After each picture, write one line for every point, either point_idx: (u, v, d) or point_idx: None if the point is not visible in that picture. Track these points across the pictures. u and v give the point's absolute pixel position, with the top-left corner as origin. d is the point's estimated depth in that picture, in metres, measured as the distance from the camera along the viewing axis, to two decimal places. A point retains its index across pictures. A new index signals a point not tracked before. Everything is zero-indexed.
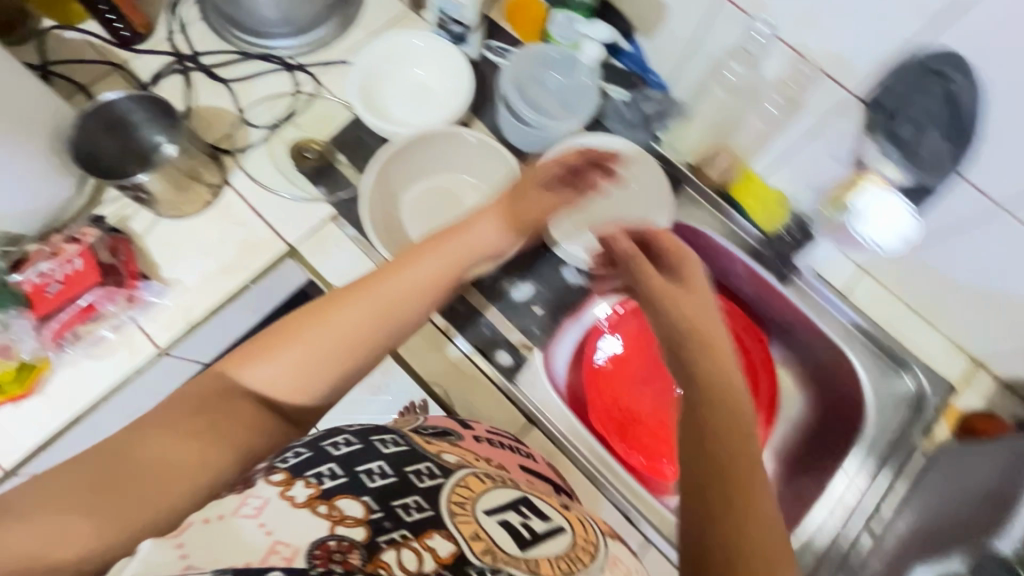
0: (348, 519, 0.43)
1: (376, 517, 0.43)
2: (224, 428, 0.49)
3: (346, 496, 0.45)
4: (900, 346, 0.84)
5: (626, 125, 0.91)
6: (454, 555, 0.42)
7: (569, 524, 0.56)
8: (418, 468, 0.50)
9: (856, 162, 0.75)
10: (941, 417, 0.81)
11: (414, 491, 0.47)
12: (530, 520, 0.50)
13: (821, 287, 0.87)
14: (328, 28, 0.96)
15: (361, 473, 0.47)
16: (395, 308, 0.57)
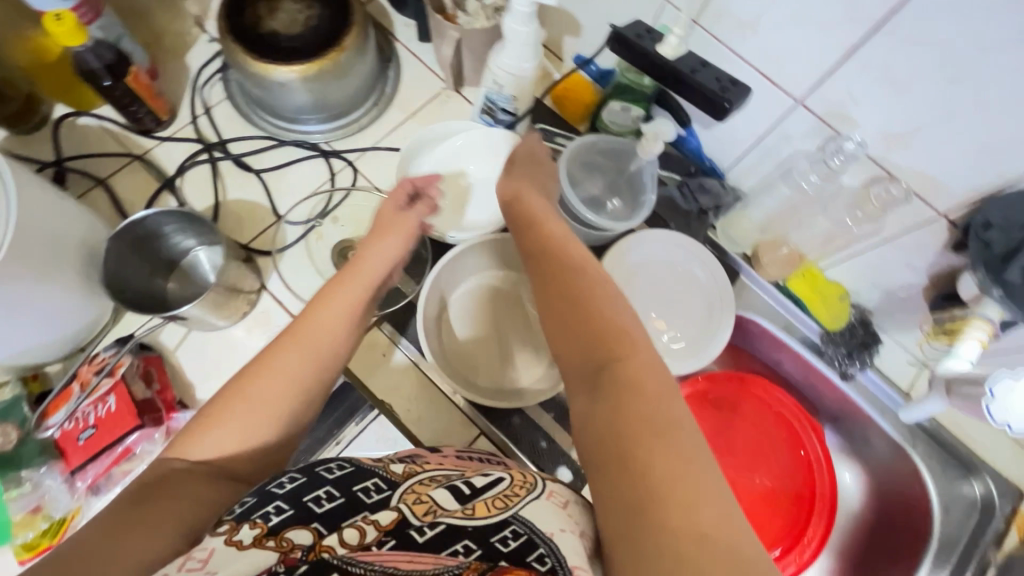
0: (296, 548, 0.45)
1: (324, 537, 0.47)
2: (151, 516, 0.47)
3: (297, 526, 0.47)
4: (964, 447, 0.84)
5: (681, 216, 0.88)
6: (395, 521, 0.49)
7: (511, 475, 0.59)
8: (365, 485, 0.53)
9: (933, 274, 0.73)
10: (1011, 525, 0.80)
11: (363, 508, 0.50)
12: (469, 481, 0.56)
13: (884, 386, 0.86)
14: (364, 109, 0.88)
15: (307, 501, 0.49)
16: (308, 345, 0.60)
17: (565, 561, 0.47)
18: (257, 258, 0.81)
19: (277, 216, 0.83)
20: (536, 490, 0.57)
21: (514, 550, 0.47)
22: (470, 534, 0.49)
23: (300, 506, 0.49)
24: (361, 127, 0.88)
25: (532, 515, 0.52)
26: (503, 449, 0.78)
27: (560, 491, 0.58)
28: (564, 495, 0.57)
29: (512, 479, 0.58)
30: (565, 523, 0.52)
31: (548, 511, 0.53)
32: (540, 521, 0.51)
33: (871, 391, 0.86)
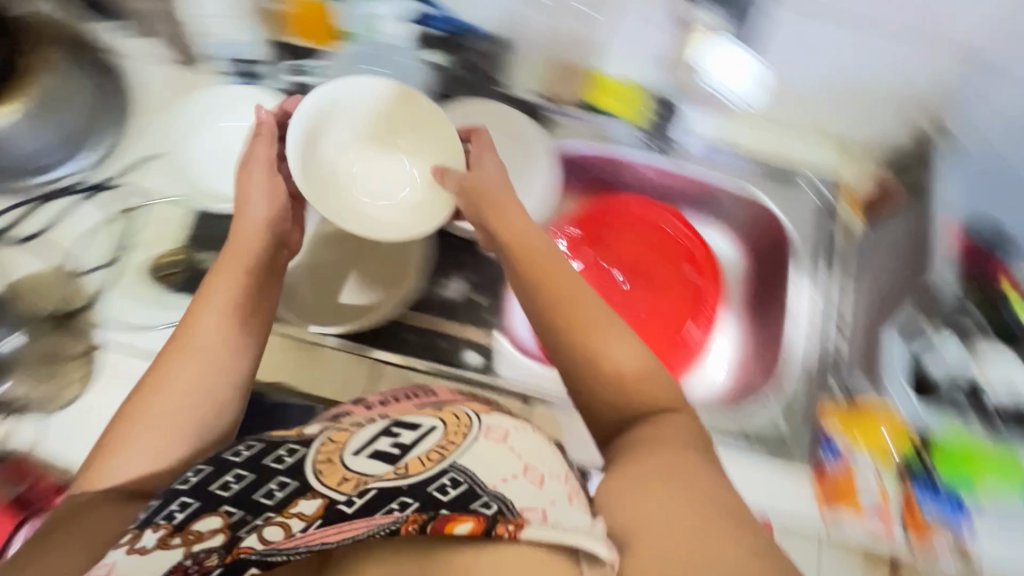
0: (202, 536, 0.45)
1: (234, 519, 0.46)
2: (66, 541, 0.46)
3: (206, 513, 0.46)
4: (789, 164, 0.92)
5: (465, 86, 0.89)
6: (320, 508, 0.45)
7: (444, 419, 0.53)
8: (279, 454, 0.50)
9: (682, 23, 0.79)
10: (843, 206, 0.91)
11: (276, 475, 0.48)
12: (399, 436, 0.51)
13: (705, 147, 0.92)
14: (109, 125, 0.80)
15: (213, 488, 0.47)
16: (200, 356, 0.59)
17: (511, 501, 0.44)
18: (79, 317, 0.75)
19: (78, 273, 0.77)
20: (473, 430, 0.51)
21: (456, 497, 0.43)
22: (408, 491, 0.45)
23: (206, 495, 0.47)
24: (116, 147, 0.81)
25: (472, 460, 0.47)
26: (406, 363, 0.79)
27: (499, 424, 0.53)
28: (501, 426, 0.53)
29: (445, 427, 0.52)
30: (512, 467, 0.48)
31: (497, 457, 0.48)
32: (481, 470, 0.46)
33: (700, 158, 0.93)
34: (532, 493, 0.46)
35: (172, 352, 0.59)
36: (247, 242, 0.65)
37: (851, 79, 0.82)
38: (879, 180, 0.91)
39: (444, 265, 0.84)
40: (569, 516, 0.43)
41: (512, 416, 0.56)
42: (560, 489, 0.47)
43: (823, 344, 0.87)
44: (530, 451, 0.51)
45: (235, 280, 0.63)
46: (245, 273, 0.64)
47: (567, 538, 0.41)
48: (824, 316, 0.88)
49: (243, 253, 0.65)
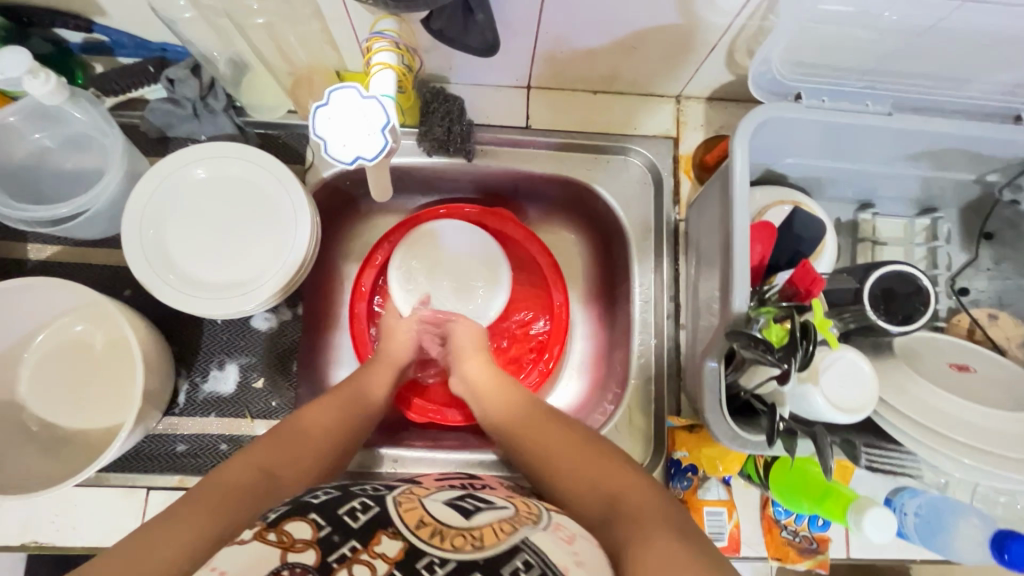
0: (297, 543, 0.42)
1: (324, 532, 0.44)
2: (226, 503, 0.47)
3: (295, 520, 0.45)
4: (610, 136, 0.76)
5: (188, 122, 0.70)
6: (403, 549, 0.43)
7: (515, 504, 0.53)
8: (363, 487, 0.52)
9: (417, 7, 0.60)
10: (681, 173, 0.76)
11: (358, 497, 0.48)
12: (476, 505, 0.51)
13: (506, 135, 0.76)
14: None
15: (302, 496, 0.48)
16: (317, 431, 0.59)
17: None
18: None
19: None
20: (541, 523, 0.49)
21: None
22: (483, 566, 0.42)
23: (298, 504, 0.47)
24: None
25: (546, 547, 0.45)
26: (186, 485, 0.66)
27: (570, 526, 0.51)
28: (567, 528, 0.49)
29: (515, 509, 0.51)
30: (583, 561, 0.45)
31: (563, 545, 0.46)
32: (559, 557, 0.44)
33: (499, 150, 0.77)
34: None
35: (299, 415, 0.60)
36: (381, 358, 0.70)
37: (650, 36, 0.64)
38: (716, 133, 0.76)
39: (211, 351, 0.69)
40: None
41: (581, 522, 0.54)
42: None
43: (670, 342, 0.74)
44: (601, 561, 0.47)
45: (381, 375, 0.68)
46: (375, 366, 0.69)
47: None
48: (668, 308, 0.75)
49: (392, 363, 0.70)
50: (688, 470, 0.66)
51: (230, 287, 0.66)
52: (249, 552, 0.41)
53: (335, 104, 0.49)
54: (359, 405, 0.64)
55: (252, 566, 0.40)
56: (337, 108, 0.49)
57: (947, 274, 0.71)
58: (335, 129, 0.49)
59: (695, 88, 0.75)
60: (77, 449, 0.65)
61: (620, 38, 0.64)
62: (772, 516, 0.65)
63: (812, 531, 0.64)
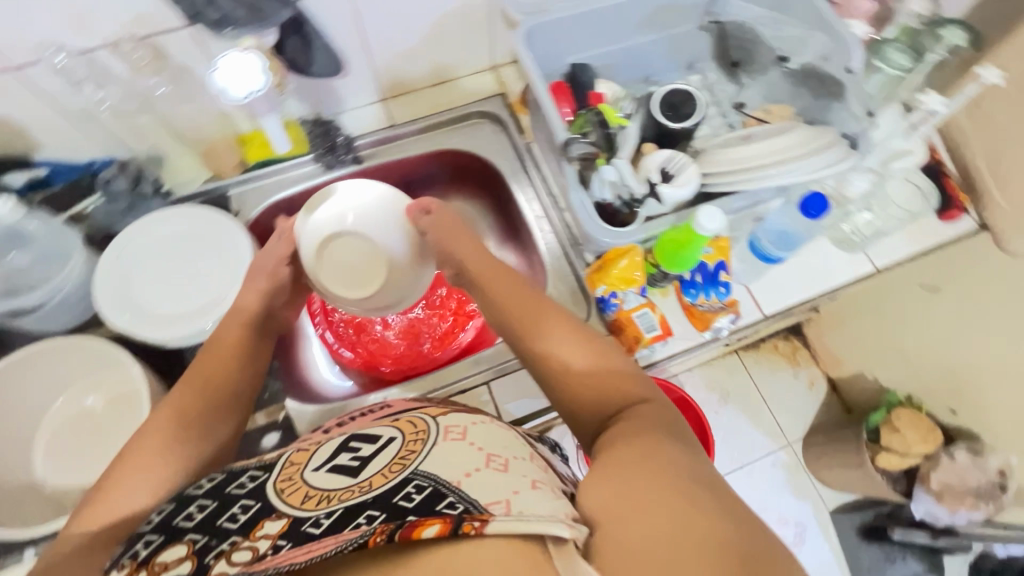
0: (170, 563, 0.45)
1: (201, 542, 0.46)
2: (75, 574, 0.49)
3: (172, 545, 0.46)
4: (456, 108, 0.98)
5: (124, 213, 0.85)
6: (285, 525, 0.44)
7: (400, 429, 0.58)
8: (239, 481, 0.52)
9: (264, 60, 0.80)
10: (518, 113, 0.99)
11: (238, 499, 0.49)
12: (360, 452, 0.54)
13: (380, 136, 0.96)
14: None
15: (176, 520, 0.48)
16: (154, 442, 0.60)
17: (476, 499, 0.44)
18: None
19: None
20: (431, 440, 0.54)
21: (420, 500, 0.43)
22: (373, 504, 0.44)
23: (172, 528, 0.48)
24: None
25: (436, 467, 0.48)
26: None
27: (460, 425, 0.58)
28: (459, 426, 0.57)
29: (404, 438, 0.55)
30: (481, 462, 0.51)
31: (462, 457, 0.51)
32: (444, 471, 0.47)
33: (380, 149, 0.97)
34: (498, 480, 0.48)
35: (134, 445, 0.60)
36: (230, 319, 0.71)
37: (444, 23, 0.87)
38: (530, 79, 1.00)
39: None
40: (538, 509, 0.44)
41: (470, 413, 0.62)
42: (523, 474, 0.52)
43: (561, 224, 0.91)
44: (491, 444, 0.55)
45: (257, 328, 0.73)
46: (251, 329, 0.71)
47: (534, 522, 0.41)
48: (551, 203, 0.93)
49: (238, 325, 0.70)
50: (611, 298, 0.80)
51: (188, 312, 0.79)
52: None
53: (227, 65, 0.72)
54: (214, 399, 0.66)
55: None
56: (229, 70, 0.72)
57: (728, 97, 0.94)
58: (228, 81, 0.73)
59: (501, 55, 0.99)
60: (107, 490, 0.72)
61: (425, 33, 0.87)
62: (687, 301, 0.80)
63: (722, 300, 0.79)
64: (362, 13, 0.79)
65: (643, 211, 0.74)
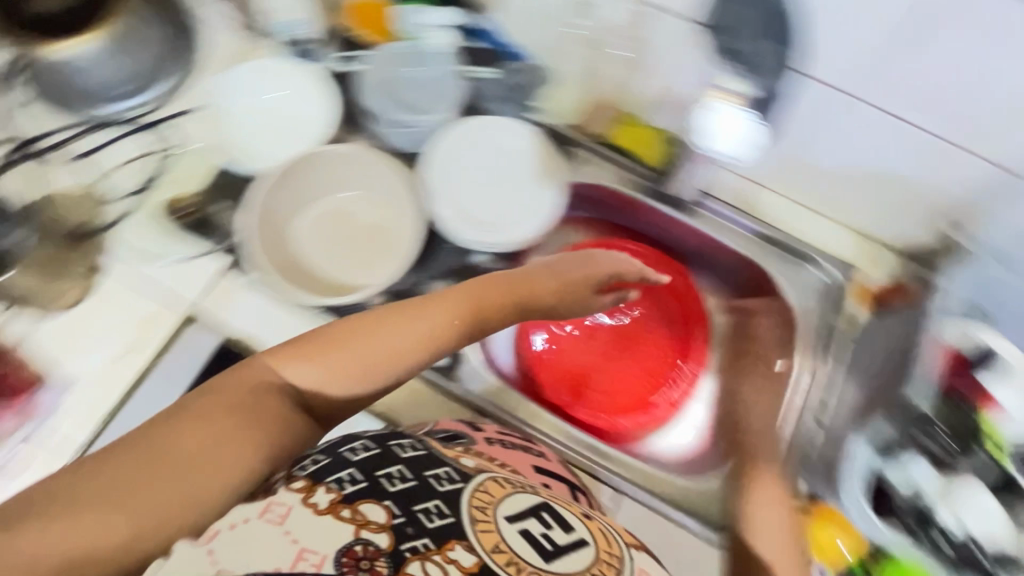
0: (372, 524, 0.52)
1: (399, 522, 0.53)
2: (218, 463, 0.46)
3: (372, 501, 0.54)
4: (807, 244, 0.86)
5: (497, 101, 0.90)
6: (476, 564, 0.51)
7: (594, 536, 0.60)
8: (437, 473, 0.59)
9: None
10: (855, 298, 0.85)
11: (435, 496, 0.56)
12: (551, 531, 0.57)
13: (725, 210, 0.88)
14: (166, 77, 0.87)
15: (380, 477, 0.57)
16: (340, 379, 0.59)
17: None
18: (92, 239, 0.81)
19: (102, 195, 0.84)
20: (623, 570, 0.57)
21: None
22: None
23: (374, 487, 0.56)
24: (170, 94, 0.88)
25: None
26: None
27: (647, 572, 0.60)
28: (650, 574, 0.59)
29: (595, 547, 0.57)
30: None
31: None
32: None
33: (708, 217, 0.89)
34: None
35: (327, 340, 0.60)
36: (359, 324, 0.62)
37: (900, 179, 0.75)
38: (899, 282, 0.84)
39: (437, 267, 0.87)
40: None
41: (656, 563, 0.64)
42: None
43: (794, 433, 0.84)
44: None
45: (428, 330, 0.64)
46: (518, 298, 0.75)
47: None
48: (806, 407, 0.84)
49: (376, 329, 0.62)
50: None
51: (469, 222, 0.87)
52: (326, 522, 0.51)
53: (707, 121, 0.70)
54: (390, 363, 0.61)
55: (328, 542, 0.50)
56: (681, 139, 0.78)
57: None
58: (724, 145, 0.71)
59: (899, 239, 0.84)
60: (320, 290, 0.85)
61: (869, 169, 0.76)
62: None
63: None
64: (839, 117, 0.71)
65: (908, 506, 0.73)
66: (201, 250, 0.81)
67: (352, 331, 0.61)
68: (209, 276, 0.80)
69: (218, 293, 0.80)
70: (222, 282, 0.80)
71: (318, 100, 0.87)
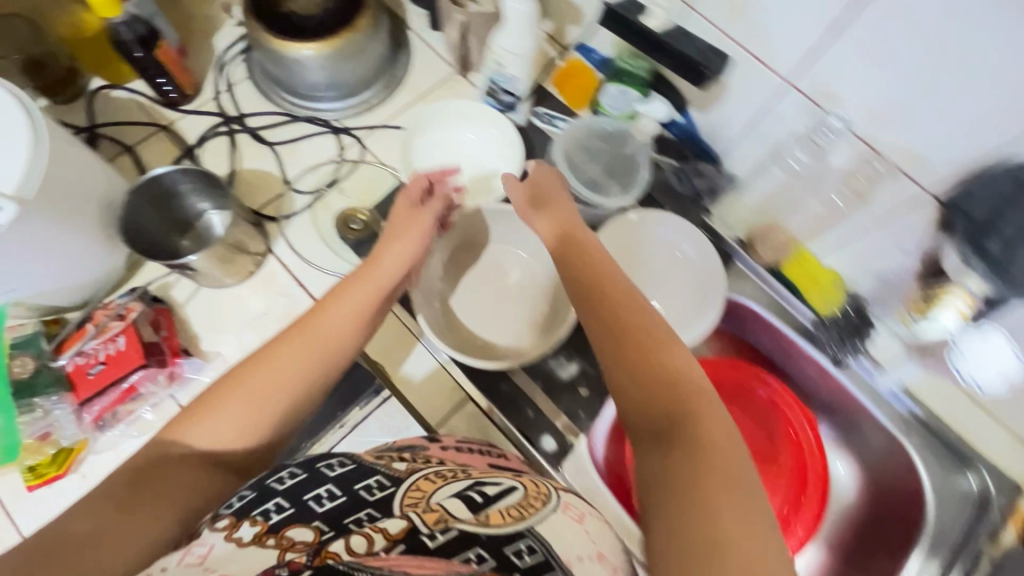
0: (297, 544, 0.44)
1: (326, 536, 0.45)
2: (134, 524, 0.47)
3: (297, 526, 0.47)
4: (966, 443, 0.80)
5: (676, 198, 0.90)
6: (404, 530, 0.46)
7: (523, 485, 0.60)
8: (367, 485, 0.54)
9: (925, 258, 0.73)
10: (1009, 522, 0.77)
11: (366, 506, 0.50)
12: (483, 488, 0.55)
13: (881, 375, 0.84)
14: (373, 90, 0.92)
15: (307, 501, 0.50)
16: (278, 394, 0.56)
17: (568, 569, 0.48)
18: (265, 223, 0.85)
19: (288, 186, 0.88)
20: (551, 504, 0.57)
21: (531, 566, 0.46)
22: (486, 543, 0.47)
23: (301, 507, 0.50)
24: (371, 107, 0.92)
25: (550, 533, 0.51)
26: (490, 415, 0.81)
27: (577, 506, 0.59)
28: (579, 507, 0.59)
29: (525, 491, 0.57)
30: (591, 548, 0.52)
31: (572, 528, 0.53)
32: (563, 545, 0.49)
33: (863, 379, 0.85)
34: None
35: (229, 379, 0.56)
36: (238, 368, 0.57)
37: None
38: None
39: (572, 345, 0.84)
40: None
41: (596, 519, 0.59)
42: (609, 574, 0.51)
43: None
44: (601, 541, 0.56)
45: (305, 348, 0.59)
46: (570, 255, 0.65)
47: None
48: None
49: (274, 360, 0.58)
50: None
51: None
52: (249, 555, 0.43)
53: (971, 345, 0.74)
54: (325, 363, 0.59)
55: (252, 565, 0.42)
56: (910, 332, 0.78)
57: None
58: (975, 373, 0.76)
59: None
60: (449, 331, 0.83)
61: None
62: None
63: None
64: None
65: None
66: (358, 264, 0.83)
67: (241, 378, 0.56)
68: None
69: None
70: None
71: (508, 151, 0.90)
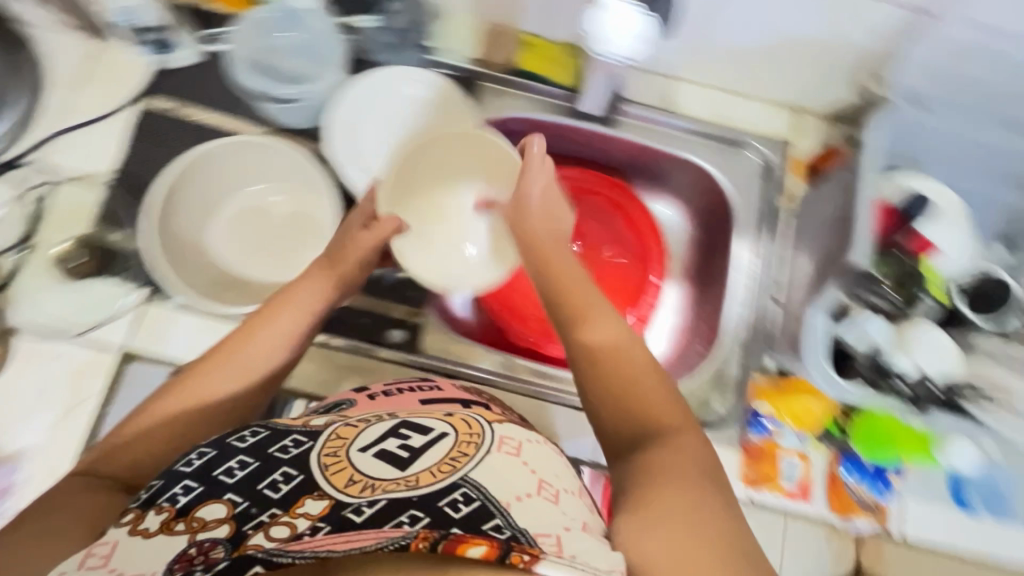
0: (208, 523, 0.43)
1: (240, 508, 0.44)
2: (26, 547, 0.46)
3: (210, 503, 0.45)
4: (731, 129, 0.88)
5: (389, 50, 0.83)
6: (328, 507, 0.42)
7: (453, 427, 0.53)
8: (282, 445, 0.50)
9: None
10: (789, 171, 0.87)
11: (279, 466, 0.47)
12: (408, 439, 0.50)
13: (650, 114, 0.87)
14: (13, 102, 0.78)
15: (218, 475, 0.47)
16: (200, 419, 0.57)
17: (524, 529, 0.42)
18: None
19: None
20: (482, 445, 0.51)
21: (468, 514, 0.41)
22: (417, 503, 0.42)
23: (209, 484, 0.46)
24: (23, 122, 0.78)
25: (484, 475, 0.46)
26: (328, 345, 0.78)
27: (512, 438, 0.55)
28: (514, 439, 0.54)
29: (456, 435, 0.51)
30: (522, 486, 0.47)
31: (500, 468, 0.48)
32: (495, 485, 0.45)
33: (636, 121, 0.87)
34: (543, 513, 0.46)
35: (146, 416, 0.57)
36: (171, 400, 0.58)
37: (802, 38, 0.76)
38: (828, 144, 0.88)
39: None
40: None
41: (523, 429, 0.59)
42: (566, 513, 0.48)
43: (760, 314, 0.82)
44: (545, 469, 0.53)
45: (230, 383, 0.59)
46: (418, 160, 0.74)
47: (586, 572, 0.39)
48: (764, 284, 0.83)
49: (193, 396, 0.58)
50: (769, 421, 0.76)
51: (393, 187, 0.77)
52: (153, 545, 0.42)
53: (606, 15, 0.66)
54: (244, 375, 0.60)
55: (158, 559, 0.40)
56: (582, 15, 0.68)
57: None
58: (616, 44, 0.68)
59: (814, 102, 0.87)
60: (236, 295, 0.75)
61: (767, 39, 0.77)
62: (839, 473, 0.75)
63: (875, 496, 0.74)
64: None
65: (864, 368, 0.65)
66: (115, 284, 0.75)
67: (155, 407, 0.57)
68: (133, 309, 0.74)
69: (145, 327, 0.74)
70: (148, 313, 0.75)
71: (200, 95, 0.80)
